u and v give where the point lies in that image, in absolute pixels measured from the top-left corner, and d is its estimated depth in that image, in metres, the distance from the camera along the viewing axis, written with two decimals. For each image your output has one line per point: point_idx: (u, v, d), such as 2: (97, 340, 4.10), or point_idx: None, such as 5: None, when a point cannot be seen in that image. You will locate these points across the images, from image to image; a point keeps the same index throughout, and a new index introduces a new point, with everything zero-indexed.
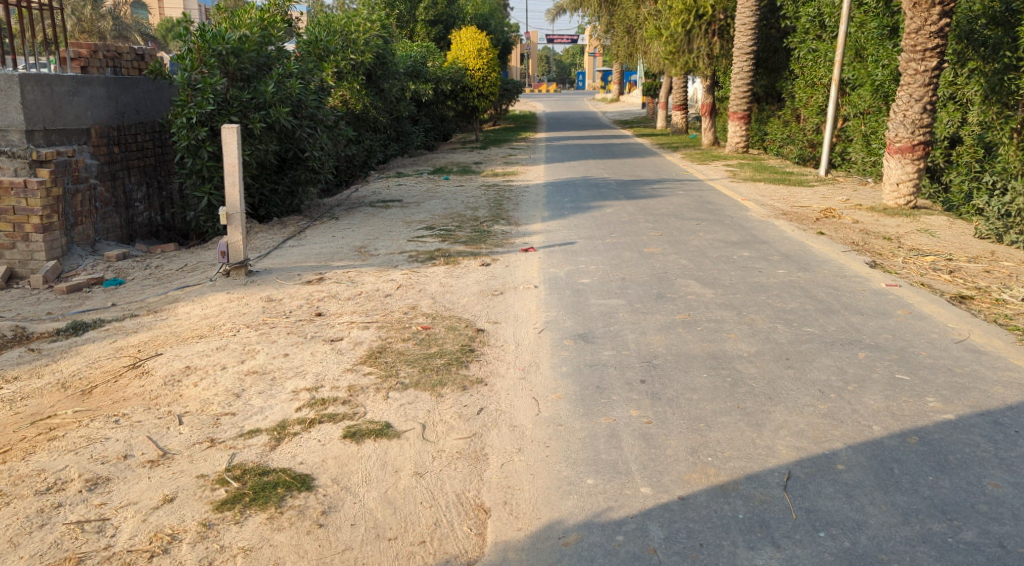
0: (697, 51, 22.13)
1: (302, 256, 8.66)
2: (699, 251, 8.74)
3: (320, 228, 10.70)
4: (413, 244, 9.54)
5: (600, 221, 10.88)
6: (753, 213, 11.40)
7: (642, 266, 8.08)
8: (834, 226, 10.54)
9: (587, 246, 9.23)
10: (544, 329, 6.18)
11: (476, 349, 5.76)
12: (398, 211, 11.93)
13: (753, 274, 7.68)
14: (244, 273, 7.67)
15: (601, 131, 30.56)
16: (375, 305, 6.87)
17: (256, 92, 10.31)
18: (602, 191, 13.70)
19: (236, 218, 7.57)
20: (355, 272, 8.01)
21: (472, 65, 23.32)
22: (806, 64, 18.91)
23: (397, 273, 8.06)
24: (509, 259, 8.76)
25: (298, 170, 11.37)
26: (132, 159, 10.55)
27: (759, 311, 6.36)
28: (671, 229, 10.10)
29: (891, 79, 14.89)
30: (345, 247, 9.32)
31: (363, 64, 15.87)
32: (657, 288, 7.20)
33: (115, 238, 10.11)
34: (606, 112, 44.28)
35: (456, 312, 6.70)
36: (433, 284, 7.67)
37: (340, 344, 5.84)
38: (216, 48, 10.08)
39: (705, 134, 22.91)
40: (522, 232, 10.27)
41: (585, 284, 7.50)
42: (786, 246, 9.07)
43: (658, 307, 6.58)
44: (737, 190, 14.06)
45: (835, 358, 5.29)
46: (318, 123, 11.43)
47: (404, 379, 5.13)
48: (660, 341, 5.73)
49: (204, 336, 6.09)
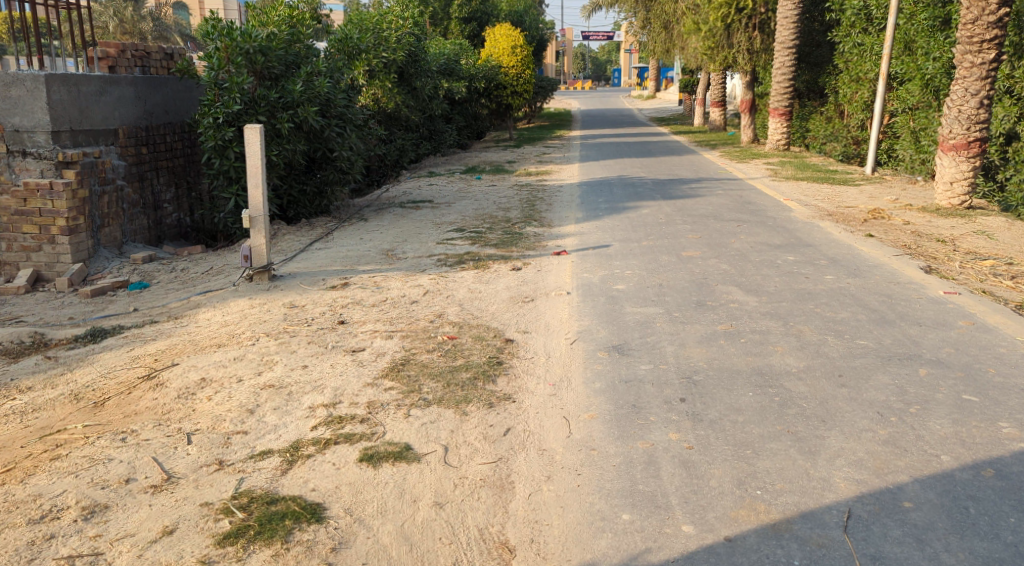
0: (737, 46, 21.59)
1: (328, 260, 8.43)
2: (741, 255, 8.32)
3: (348, 230, 10.48)
4: (442, 246, 9.26)
5: (636, 223, 10.49)
6: (797, 214, 10.93)
7: (680, 272, 7.69)
8: (884, 228, 10.02)
9: (622, 250, 8.86)
10: (577, 340, 5.84)
11: (504, 362, 5.44)
12: (428, 212, 11.66)
13: (800, 280, 7.25)
14: (267, 278, 7.44)
15: (638, 128, 30.07)
16: (401, 313, 6.58)
17: (284, 91, 10.09)
18: (638, 191, 13.29)
19: (259, 221, 7.34)
20: (381, 277, 7.74)
21: (507, 63, 23.00)
22: (851, 59, 18.29)
23: (424, 278, 7.77)
24: (541, 263, 8.43)
25: (327, 170, 11.16)
26: (160, 159, 10.41)
27: (808, 322, 5.95)
28: (711, 232, 9.68)
29: (943, 71, 14.33)
30: (373, 250, 9.07)
31: (395, 62, 15.52)
32: (697, 295, 6.81)
33: (142, 240, 9.97)
34: (642, 110, 43.70)
35: (484, 320, 6.39)
36: (461, 290, 7.36)
37: (362, 355, 5.57)
38: (243, 46, 9.84)
39: (745, 132, 22.33)
40: (555, 235, 9.93)
41: (620, 291, 7.13)
42: (834, 249, 8.60)
43: (699, 316, 6.19)
44: (778, 189, 13.57)
45: (894, 375, 4.87)
46: (348, 122, 11.19)
47: (427, 396, 4.82)
48: (701, 354, 5.35)
49: (223, 345, 5.84)
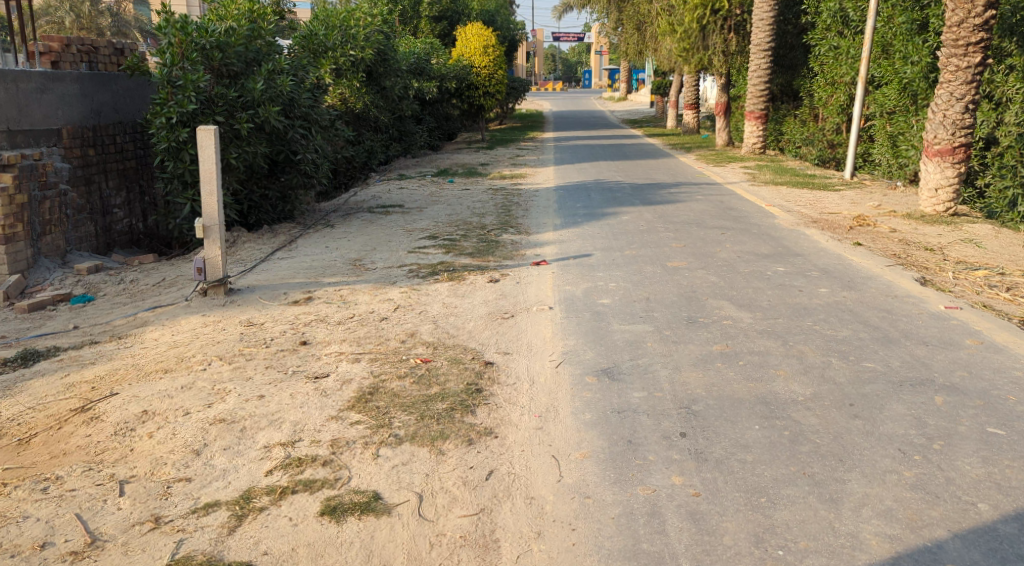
0: (712, 47, 21.27)
1: (291, 272, 7.87)
2: (729, 266, 7.91)
3: (314, 237, 9.91)
4: (414, 256, 8.74)
5: (616, 230, 10.04)
6: (781, 221, 10.59)
7: (667, 284, 7.25)
8: (871, 236, 9.67)
9: (604, 260, 8.39)
10: (562, 363, 5.36)
11: (483, 389, 4.94)
12: (399, 218, 11.13)
13: (793, 294, 6.82)
14: (223, 292, 6.85)
15: (611, 130, 29.72)
16: (368, 332, 6.05)
17: (243, 90, 9.56)
18: (615, 196, 12.86)
19: (214, 231, 6.78)
20: (347, 290, 7.22)
21: (479, 63, 22.49)
22: (826, 62, 18.02)
23: (394, 291, 7.26)
24: (520, 274, 7.94)
25: (291, 174, 10.57)
26: (109, 161, 9.83)
27: (809, 342, 5.52)
28: (694, 240, 9.26)
29: (922, 76, 13.93)
30: (340, 260, 8.52)
31: (363, 61, 15.06)
32: (688, 311, 6.37)
33: (88, 249, 9.37)
34: (615, 111, 43.35)
35: (460, 340, 5.88)
36: (434, 305, 6.84)
37: (325, 382, 5.04)
38: (199, 42, 9.29)
39: (719, 134, 22.06)
40: (532, 243, 9.44)
41: (605, 306, 6.66)
42: (824, 259, 8.20)
43: (692, 335, 5.74)
44: (760, 195, 13.21)
45: (910, 402, 4.45)
46: (313, 123, 10.65)
47: (399, 431, 4.31)
48: (699, 380, 4.90)
49: (169, 370, 5.29)
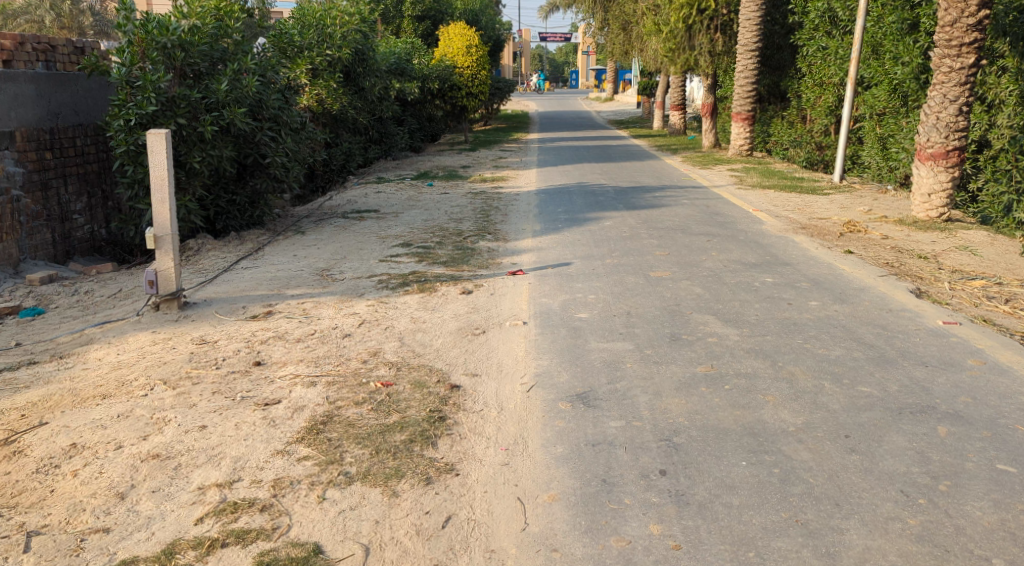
0: (698, 48, 20.92)
1: (253, 283, 7.46)
2: (714, 277, 7.54)
3: (282, 245, 9.49)
4: (385, 265, 8.33)
5: (597, 237, 9.66)
6: (769, 227, 10.25)
7: (649, 297, 6.87)
8: (861, 243, 9.34)
9: (584, 269, 8.01)
10: (534, 387, 4.96)
11: (447, 417, 4.53)
12: (373, 224, 10.72)
13: (782, 307, 6.45)
14: (177, 307, 6.44)
15: (597, 131, 29.37)
16: (329, 351, 5.64)
17: (207, 91, 9.14)
18: (599, 200, 12.50)
19: (166, 241, 6.36)
20: (311, 304, 6.80)
21: (462, 63, 22.06)
22: (815, 63, 17.72)
23: (361, 304, 6.85)
24: (495, 285, 7.54)
25: (259, 178, 10.12)
26: (68, 165, 9.37)
27: (800, 362, 5.14)
28: (679, 248, 8.89)
29: (913, 77, 13.63)
30: (307, 269, 8.10)
31: (340, 60, 14.71)
32: (670, 327, 5.99)
33: (44, 257, 8.93)
34: (601, 111, 42.98)
35: (427, 360, 5.47)
36: (402, 319, 6.43)
37: (275, 410, 4.61)
38: (160, 40, 8.86)
39: (706, 136, 21.73)
40: (510, 251, 9.05)
41: (583, 321, 6.28)
42: (813, 270, 7.84)
43: (674, 354, 5.37)
44: (747, 199, 12.86)
45: (911, 434, 4.08)
46: (283, 126, 10.23)
47: (350, 468, 3.90)
48: (681, 407, 4.51)
49: (108, 396, 4.85)
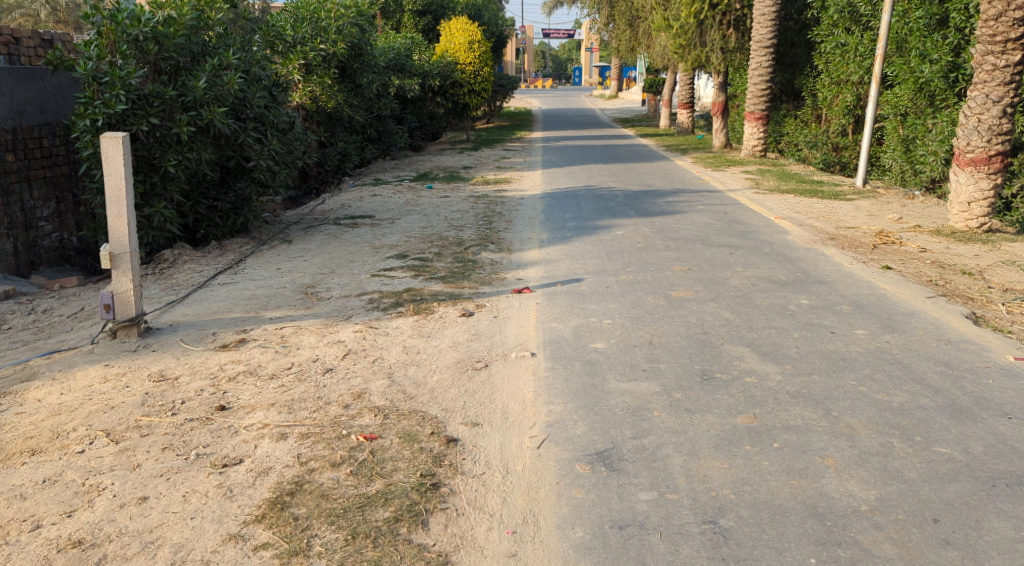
0: (710, 44, 20.09)
1: (228, 303, 6.68)
2: (743, 297, 6.77)
3: (266, 255, 8.71)
4: (378, 280, 7.55)
5: (610, 248, 8.87)
6: (794, 237, 9.48)
7: (672, 323, 6.08)
8: (898, 256, 8.55)
9: (597, 287, 7.22)
10: (545, 443, 4.18)
11: (441, 485, 3.75)
12: (367, 231, 9.95)
13: (824, 338, 5.65)
14: (136, 334, 5.66)
15: (602, 129, 28.55)
16: (305, 392, 4.85)
17: (183, 88, 8.34)
18: (608, 205, 11.71)
19: (124, 260, 5.55)
20: (290, 329, 6.03)
21: (463, 59, 21.22)
22: (832, 60, 16.87)
23: (347, 330, 6.07)
24: (498, 306, 6.75)
25: (243, 182, 9.31)
26: (33, 167, 8.61)
27: (858, 412, 4.35)
28: (700, 263, 8.08)
29: (941, 75, 12.89)
30: (290, 286, 7.31)
31: (335, 56, 13.87)
32: (700, 363, 5.20)
33: (4, 269, 8.18)
34: (607, 110, 42.09)
35: (419, 404, 4.68)
36: (392, 350, 5.65)
37: (235, 473, 3.83)
38: (131, 32, 8.11)
39: (717, 135, 20.94)
40: (515, 264, 8.25)
41: (600, 354, 5.49)
42: (851, 290, 7.04)
43: (709, 401, 4.58)
44: (767, 205, 12.06)
45: (1015, 518, 3.30)
46: (269, 126, 9.43)
47: (320, 562, 3.15)
48: (725, 474, 3.73)
49: (38, 452, 4.07)
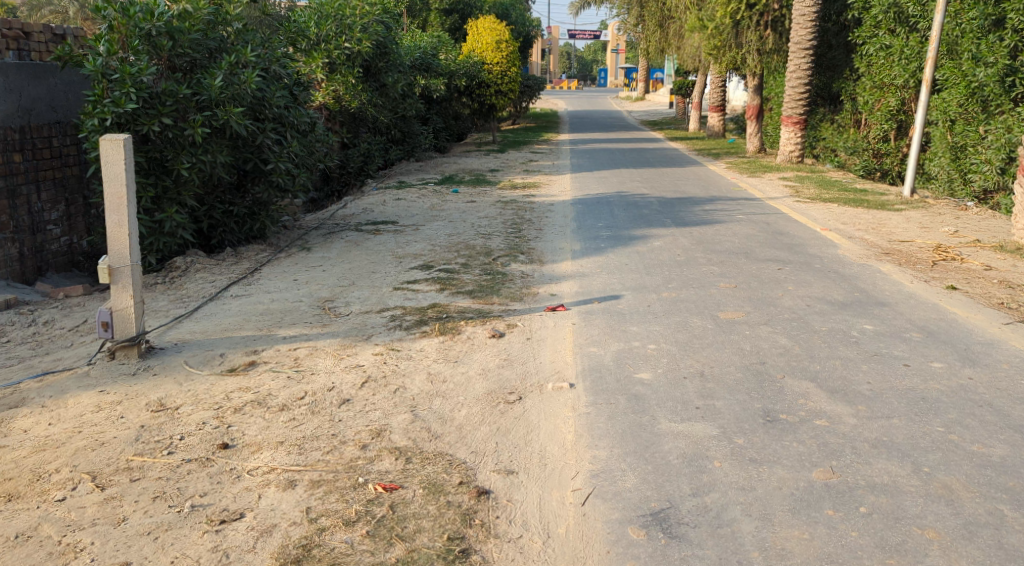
0: (746, 45, 19.41)
1: (239, 319, 6.18)
2: (799, 321, 6.18)
3: (283, 264, 8.23)
4: (401, 294, 7.03)
5: (648, 260, 8.30)
6: (844, 252, 8.86)
7: (724, 351, 5.51)
8: (962, 274, 7.91)
9: (637, 305, 6.67)
10: (591, 498, 3.64)
11: (472, 553, 3.23)
12: (390, 239, 9.45)
13: (897, 373, 5.05)
14: (136, 355, 5.16)
15: (631, 132, 27.91)
16: (319, 429, 4.33)
17: (198, 87, 7.86)
18: (643, 213, 11.14)
19: (124, 275, 5.08)
20: (305, 352, 5.52)
21: (491, 59, 20.68)
22: (874, 62, 16.06)
23: (367, 353, 5.54)
24: (531, 326, 6.20)
25: (260, 186, 8.83)
26: (42, 168, 8.19)
27: (953, 468, 3.77)
28: (747, 280, 7.49)
29: (997, 79, 12.17)
30: (306, 300, 6.80)
31: (360, 55, 13.35)
32: (760, 402, 4.63)
33: (10, 275, 7.77)
34: (634, 112, 41.42)
35: (445, 446, 4.16)
36: (415, 377, 5.12)
37: (235, 534, 3.33)
38: (143, 27, 7.64)
39: (750, 139, 20.27)
40: (547, 277, 7.69)
41: (646, 387, 4.93)
42: (918, 314, 6.41)
43: (777, 449, 4.01)
44: (811, 215, 11.41)
45: None
46: (289, 127, 8.94)
47: None
48: (806, 549, 3.18)
49: (14, 499, 3.58)
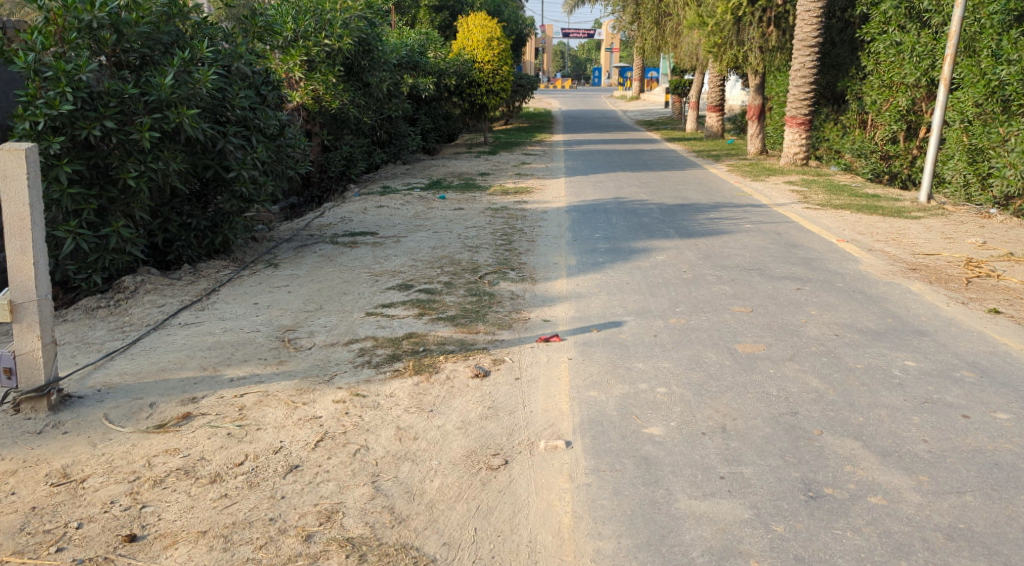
0: (748, 42, 18.60)
1: (180, 354, 5.32)
2: (830, 355, 5.37)
3: (246, 283, 7.37)
4: (373, 321, 6.18)
5: (651, 278, 7.48)
6: (867, 267, 8.05)
7: (747, 396, 4.68)
8: (1002, 294, 7.11)
9: (642, 335, 5.84)
10: None
11: None
12: (367, 252, 8.60)
13: (956, 427, 4.23)
14: (45, 409, 4.31)
15: (627, 133, 27.09)
16: (254, 511, 3.49)
17: (147, 86, 6.98)
18: (643, 222, 10.32)
19: (28, 312, 4.23)
20: (252, 398, 4.66)
21: (482, 58, 19.85)
22: (882, 60, 15.30)
23: (327, 400, 4.69)
24: (521, 362, 5.36)
25: (223, 196, 7.97)
26: None
27: None
28: (764, 302, 6.67)
29: (1020, 78, 11.37)
30: (264, 329, 5.95)
31: (341, 52, 12.53)
32: (800, 469, 3.79)
33: None
34: (630, 111, 40.61)
35: (410, 537, 3.34)
36: (382, 433, 4.27)
37: None
38: (82, 17, 6.74)
39: (752, 141, 19.50)
40: (539, 299, 6.86)
41: (658, 446, 4.09)
42: (964, 346, 5.59)
43: (829, 546, 3.20)
44: (823, 223, 10.60)
45: None
46: (254, 131, 8.07)
47: None
48: None
49: None
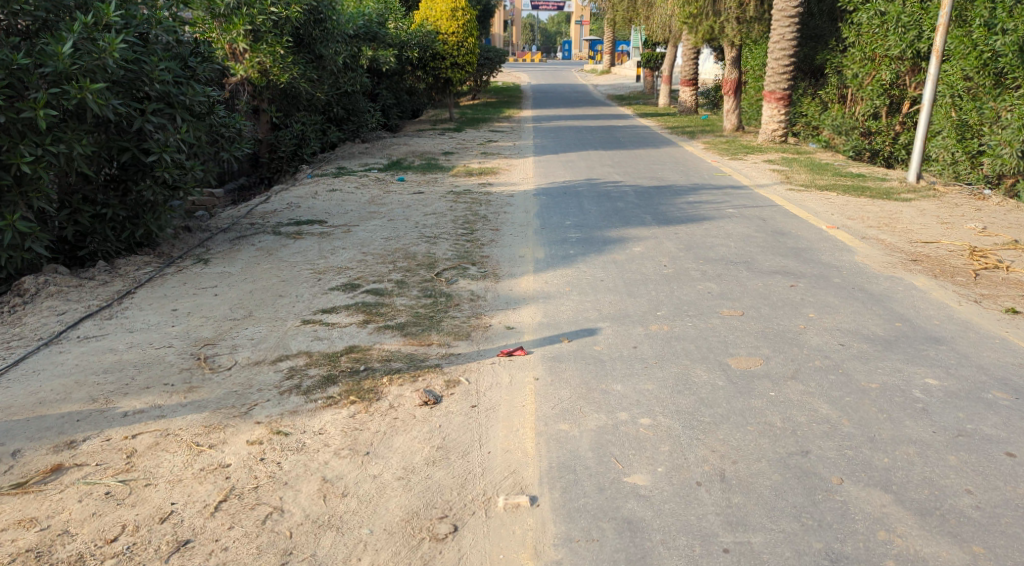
0: (724, 13, 17.71)
1: (68, 379, 4.43)
2: (839, 372, 4.61)
3: (169, 283, 6.46)
4: (308, 332, 5.31)
5: (628, 274, 6.67)
6: (863, 258, 7.32)
7: (749, 429, 3.90)
8: (1015, 289, 6.40)
9: (621, 347, 5.04)
10: None
11: None
12: (313, 244, 7.70)
13: (1003, 470, 3.50)
14: None
15: (598, 107, 26.22)
16: None
17: (42, 56, 5.98)
18: (618, 206, 9.50)
19: None
20: (145, 440, 3.80)
21: (446, 28, 18.77)
22: (865, 31, 14.51)
23: (237, 440, 3.83)
24: (479, 384, 4.53)
25: (144, 183, 7.02)
26: None
27: None
28: (756, 303, 5.89)
29: (1015, 49, 10.54)
30: (178, 343, 5.07)
31: (289, 20, 11.43)
32: (823, 539, 3.05)
33: None
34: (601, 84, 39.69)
35: None
36: (303, 488, 3.44)
37: None
38: None
39: (728, 117, 18.74)
40: (502, 300, 6.03)
41: (645, 503, 3.31)
42: (989, 357, 4.86)
43: None
44: (810, 206, 9.86)
45: None
46: (180, 109, 7.08)
47: None
48: None
49: None
